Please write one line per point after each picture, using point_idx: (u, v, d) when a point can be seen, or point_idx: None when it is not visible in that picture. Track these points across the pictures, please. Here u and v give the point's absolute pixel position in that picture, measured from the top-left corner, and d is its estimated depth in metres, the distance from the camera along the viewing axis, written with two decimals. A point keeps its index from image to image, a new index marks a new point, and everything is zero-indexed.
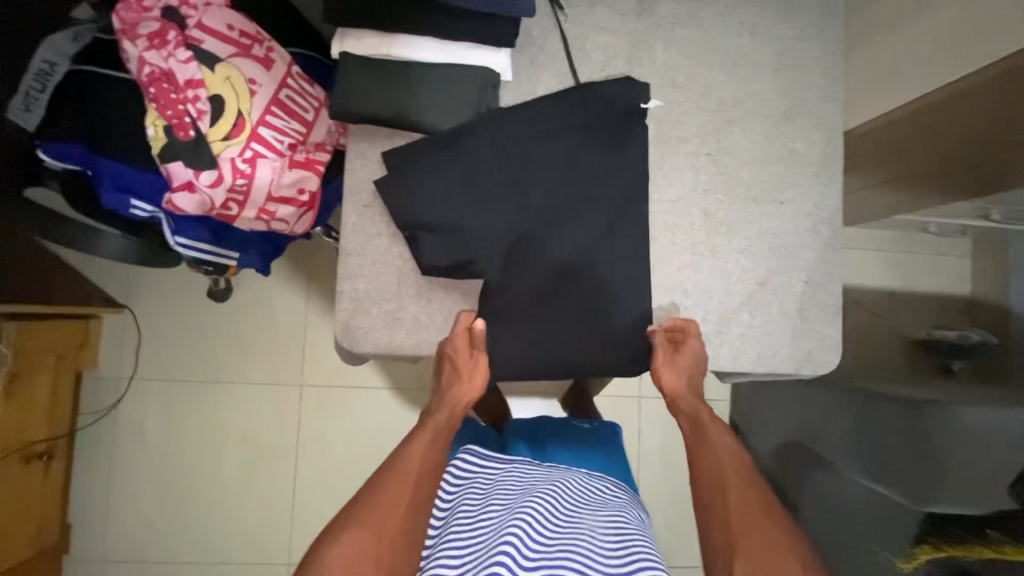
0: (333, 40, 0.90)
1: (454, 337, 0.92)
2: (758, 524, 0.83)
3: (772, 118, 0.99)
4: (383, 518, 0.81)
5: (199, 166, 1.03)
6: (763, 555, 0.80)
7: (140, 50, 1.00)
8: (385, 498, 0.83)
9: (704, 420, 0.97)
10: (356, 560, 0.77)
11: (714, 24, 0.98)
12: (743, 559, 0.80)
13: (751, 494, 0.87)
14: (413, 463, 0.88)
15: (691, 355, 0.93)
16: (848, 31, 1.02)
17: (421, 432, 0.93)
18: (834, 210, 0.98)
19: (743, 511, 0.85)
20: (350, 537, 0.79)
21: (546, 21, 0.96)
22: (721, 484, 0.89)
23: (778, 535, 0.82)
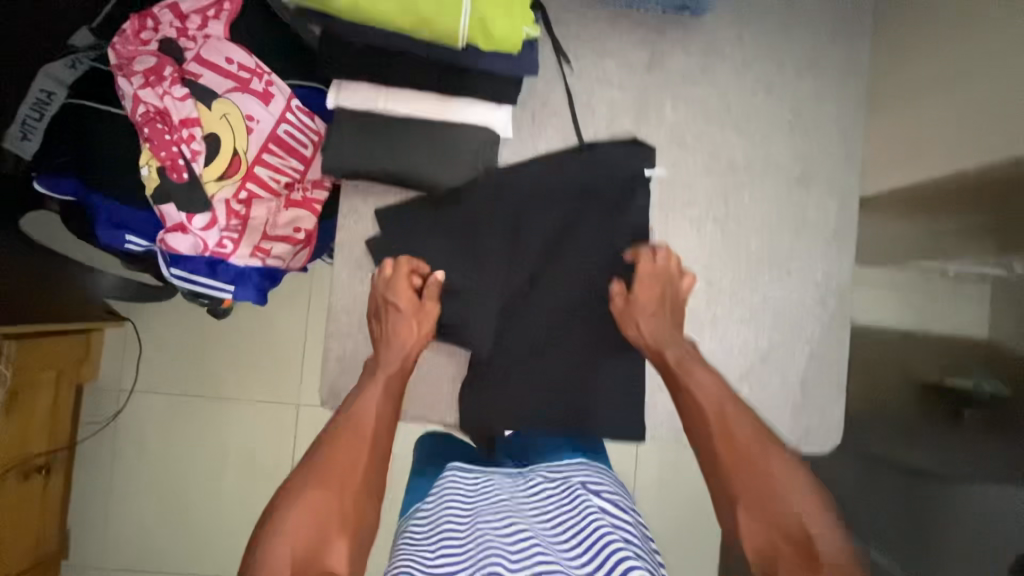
0: (328, 89, 0.86)
1: (395, 279, 0.87)
2: (755, 475, 0.76)
3: (784, 183, 0.95)
4: (342, 475, 0.77)
5: (192, 210, 1.01)
6: (766, 498, 0.75)
7: (136, 87, 0.98)
8: (342, 455, 0.79)
9: (675, 364, 0.86)
10: (316, 518, 0.72)
11: (727, 80, 0.94)
12: (749, 509, 0.75)
13: (744, 440, 0.79)
14: (368, 420, 0.82)
15: (649, 283, 0.88)
16: (869, 90, 0.97)
17: (373, 384, 0.85)
18: (842, 283, 0.96)
19: (736, 461, 0.78)
20: (309, 495, 0.74)
21: (550, 74, 0.92)
22: (730, 445, 0.79)
23: (779, 479, 0.76)
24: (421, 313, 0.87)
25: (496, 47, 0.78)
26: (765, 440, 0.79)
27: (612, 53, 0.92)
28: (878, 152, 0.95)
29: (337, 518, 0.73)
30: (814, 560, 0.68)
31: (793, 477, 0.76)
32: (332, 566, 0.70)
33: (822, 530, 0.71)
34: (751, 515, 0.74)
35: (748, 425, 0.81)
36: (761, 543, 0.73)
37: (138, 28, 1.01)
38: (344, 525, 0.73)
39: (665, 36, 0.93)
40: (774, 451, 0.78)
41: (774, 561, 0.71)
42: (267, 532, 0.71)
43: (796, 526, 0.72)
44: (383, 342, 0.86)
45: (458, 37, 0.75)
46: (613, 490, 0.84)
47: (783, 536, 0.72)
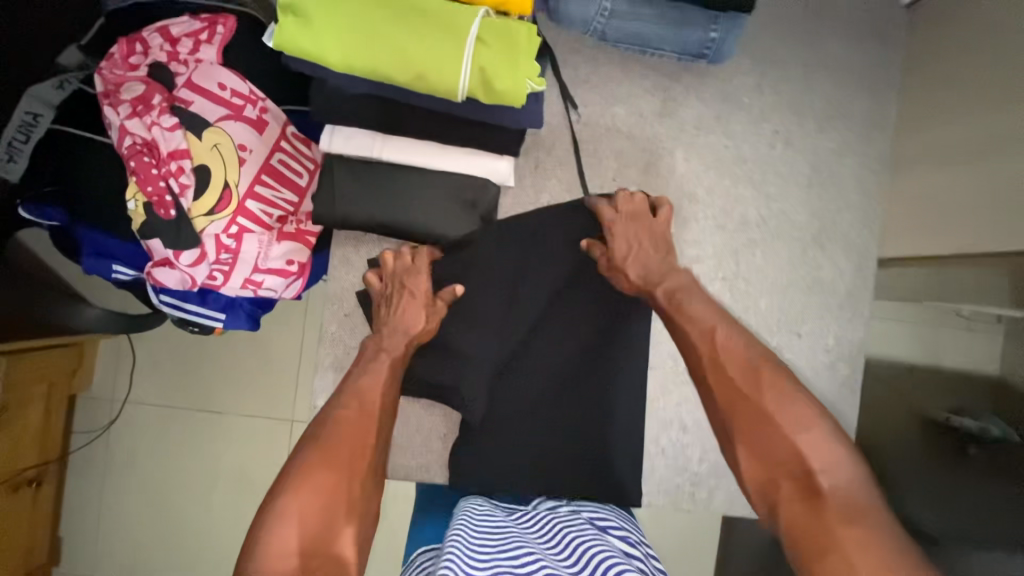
0: (320, 134, 0.80)
1: (416, 272, 0.83)
2: (749, 412, 0.69)
3: (800, 241, 0.92)
4: (349, 453, 0.68)
5: (178, 247, 0.97)
6: (765, 437, 0.67)
7: (122, 118, 0.94)
8: (347, 430, 0.71)
9: (666, 307, 0.79)
10: (321, 501, 0.63)
11: (743, 130, 0.91)
12: (747, 446, 0.68)
13: (735, 374, 0.71)
14: (375, 397, 0.75)
15: (625, 238, 0.82)
16: (891, 145, 0.94)
17: (379, 364, 0.78)
18: (847, 348, 0.95)
19: (729, 398, 0.71)
20: (312, 476, 0.64)
21: (557, 122, 0.88)
22: (727, 386, 0.71)
23: (779, 413, 0.67)
24: (432, 310, 0.84)
25: (497, 101, 0.72)
26: (761, 372, 0.71)
27: (621, 99, 0.89)
28: (897, 210, 0.91)
29: (343, 503, 0.64)
30: (816, 495, 0.61)
31: (798, 409, 0.67)
32: (340, 553, 0.61)
33: (826, 462, 0.63)
34: (752, 453, 0.67)
35: (742, 357, 0.73)
36: (761, 481, 0.66)
37: (126, 52, 0.97)
38: (351, 511, 0.64)
39: (678, 85, 0.90)
40: (775, 382, 0.70)
41: (777, 502, 0.64)
42: (260, 518, 0.60)
43: (796, 458, 0.64)
44: (391, 325, 0.81)
45: (458, 91, 0.70)
46: (619, 526, 0.77)
47: (785, 471, 0.64)
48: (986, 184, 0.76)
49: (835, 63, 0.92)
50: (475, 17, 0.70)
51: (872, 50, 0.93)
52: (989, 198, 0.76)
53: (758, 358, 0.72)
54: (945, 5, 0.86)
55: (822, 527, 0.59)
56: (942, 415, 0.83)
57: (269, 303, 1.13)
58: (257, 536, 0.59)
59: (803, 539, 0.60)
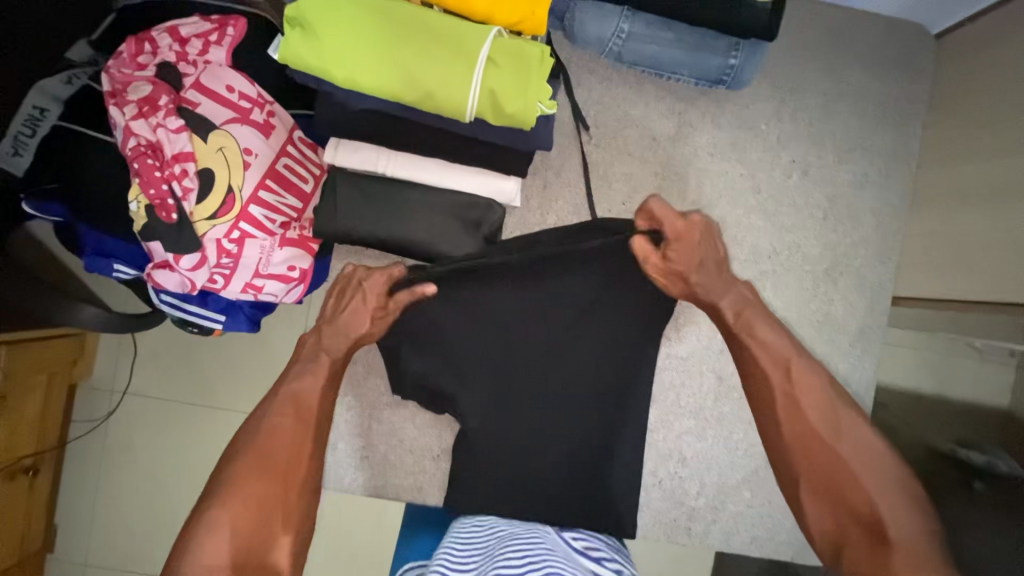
0: (324, 146, 0.79)
1: (371, 276, 0.81)
2: (823, 452, 0.64)
3: (812, 274, 0.89)
4: (283, 468, 0.67)
5: (179, 252, 0.95)
6: (830, 471, 0.62)
7: (128, 118, 0.92)
8: (283, 444, 0.69)
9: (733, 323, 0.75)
10: (257, 513, 0.63)
11: (759, 159, 0.88)
12: (813, 486, 0.63)
13: (809, 411, 0.66)
14: (313, 403, 0.74)
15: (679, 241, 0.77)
16: (912, 180, 0.91)
17: (311, 375, 0.76)
18: (854, 387, 0.92)
19: (802, 437, 0.65)
20: (247, 490, 0.64)
21: (568, 143, 0.86)
22: (793, 408, 0.67)
23: (852, 457, 0.63)
24: (377, 312, 0.80)
25: (508, 123, 0.70)
26: (837, 411, 0.66)
27: (635, 121, 0.87)
28: (920, 248, 0.88)
29: (280, 511, 0.65)
30: (884, 545, 0.57)
31: (873, 457, 0.62)
32: (273, 562, 0.62)
33: (898, 512, 0.59)
34: (814, 485, 0.63)
35: (821, 397, 0.67)
36: (826, 527, 0.61)
37: (135, 51, 0.96)
38: (288, 517, 0.65)
39: (694, 109, 0.87)
40: (850, 423, 0.65)
41: (840, 541, 0.60)
42: (191, 531, 0.60)
43: (867, 506, 0.60)
44: (335, 328, 0.80)
45: (466, 111, 0.68)
46: (613, 558, 0.72)
47: (850, 515, 0.60)
48: (1007, 227, 0.73)
49: (860, 94, 0.89)
50: (486, 37, 0.67)
51: (899, 81, 0.90)
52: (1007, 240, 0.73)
53: (832, 398, 0.67)
54: (975, 38, 0.83)
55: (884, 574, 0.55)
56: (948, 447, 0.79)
57: (269, 306, 1.13)
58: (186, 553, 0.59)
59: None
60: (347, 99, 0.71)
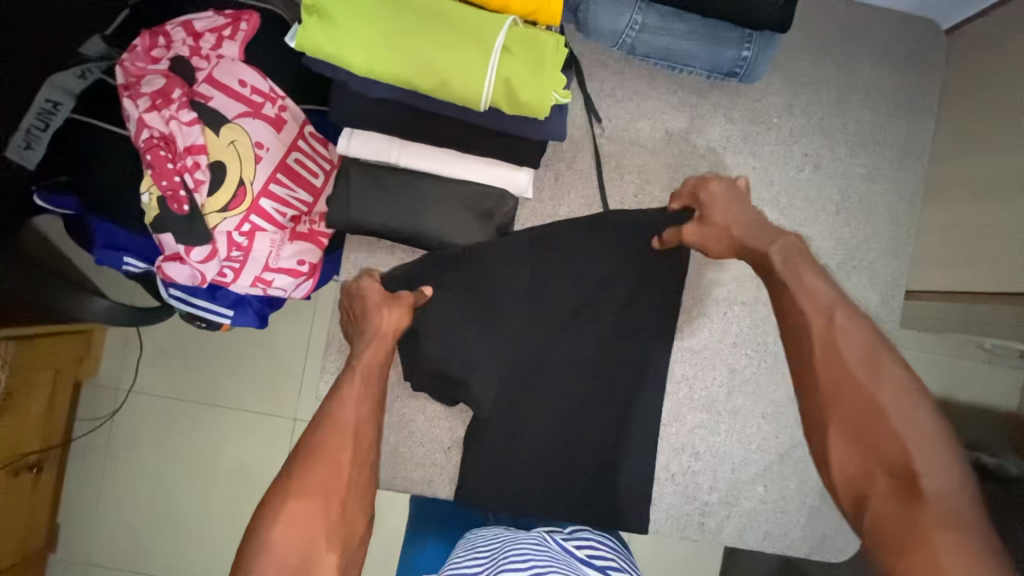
0: (338, 136, 0.79)
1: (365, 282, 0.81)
2: (857, 397, 0.59)
3: (826, 268, 0.89)
4: (326, 488, 0.63)
5: (191, 243, 0.96)
6: (862, 416, 0.58)
7: (141, 111, 0.93)
8: (323, 464, 0.64)
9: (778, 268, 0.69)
10: (299, 534, 0.60)
11: (772, 152, 0.88)
12: (841, 430, 0.59)
13: (846, 354, 0.61)
14: (348, 413, 0.70)
15: (715, 202, 0.77)
16: (925, 174, 0.90)
17: (349, 381, 0.73)
18: None
19: (836, 378, 0.60)
20: (289, 511, 0.60)
21: (580, 135, 0.86)
22: (828, 346, 0.62)
23: (886, 403, 0.57)
24: (395, 301, 0.78)
25: (522, 112, 0.70)
26: (879, 355, 0.60)
27: (647, 114, 0.87)
28: (932, 242, 0.88)
29: (324, 529, 0.61)
30: (916, 498, 0.53)
31: (909, 406, 0.57)
32: None
33: (932, 465, 0.54)
34: (843, 434, 0.59)
35: (856, 338, 0.61)
36: (853, 474, 0.58)
37: (149, 45, 0.97)
38: (333, 534, 0.61)
39: (706, 102, 0.87)
40: (892, 366, 0.60)
41: (866, 492, 0.57)
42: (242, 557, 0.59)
43: (900, 455, 0.55)
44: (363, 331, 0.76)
45: (482, 99, 0.68)
46: (620, 568, 0.73)
47: (878, 463, 0.56)
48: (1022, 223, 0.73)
49: (873, 88, 0.89)
50: (503, 26, 0.68)
51: (912, 75, 0.90)
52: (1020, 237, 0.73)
53: (873, 342, 0.61)
54: (989, 32, 0.83)
55: (911, 528, 0.52)
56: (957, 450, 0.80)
57: (278, 301, 1.12)
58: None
59: (888, 544, 0.53)
60: (363, 88, 0.71)
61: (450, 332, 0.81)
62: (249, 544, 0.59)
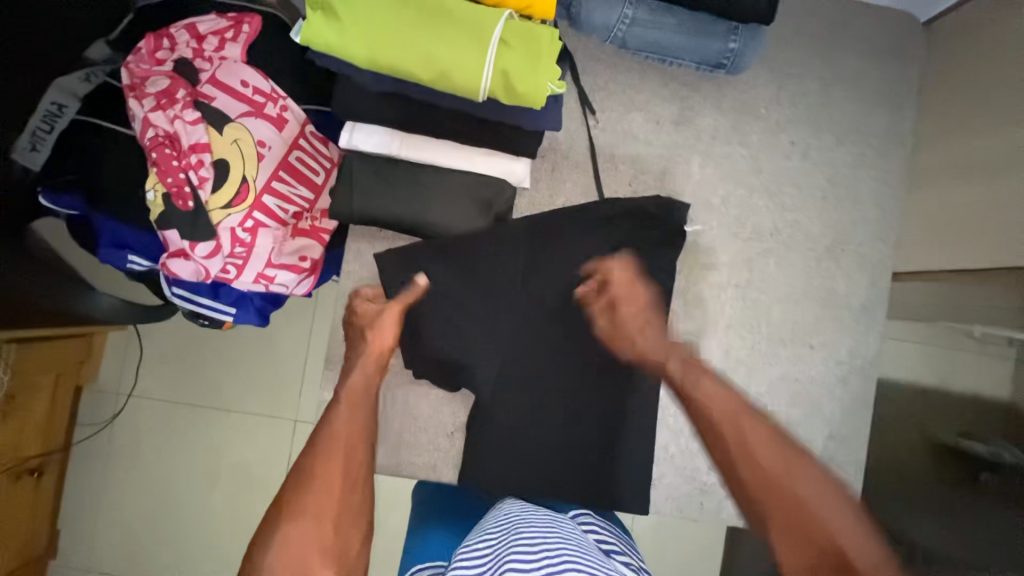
0: (341, 131, 0.82)
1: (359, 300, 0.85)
2: (783, 494, 0.65)
3: (815, 252, 0.92)
4: (314, 513, 0.67)
5: (195, 238, 0.98)
6: (793, 515, 0.64)
7: (147, 110, 0.96)
8: (314, 490, 0.68)
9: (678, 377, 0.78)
10: (294, 558, 0.63)
11: (760, 141, 0.91)
12: (782, 531, 0.64)
13: (766, 459, 0.68)
14: (339, 439, 0.74)
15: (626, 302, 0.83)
16: (909, 160, 0.94)
17: (339, 408, 0.77)
18: (861, 362, 0.93)
19: (762, 481, 0.67)
20: (282, 536, 0.65)
21: (575, 126, 0.89)
22: (745, 446, 0.69)
23: (806, 499, 0.64)
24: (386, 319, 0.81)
25: (519, 102, 0.73)
26: (791, 454, 0.68)
27: (639, 106, 0.90)
28: (918, 225, 0.91)
29: (315, 548, 0.65)
30: None
31: (826, 495, 0.65)
32: None
33: (862, 551, 0.60)
34: (784, 534, 0.64)
35: (763, 442, 0.69)
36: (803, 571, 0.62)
37: (154, 47, 1.00)
38: (326, 556, 0.65)
39: (696, 93, 0.90)
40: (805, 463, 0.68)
41: None
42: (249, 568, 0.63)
43: (833, 545, 0.61)
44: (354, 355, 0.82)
45: (480, 89, 0.71)
46: (623, 552, 0.74)
47: (820, 554, 0.61)
48: (1002, 202, 0.76)
49: (855, 79, 0.93)
50: (499, 19, 0.71)
51: (892, 66, 0.93)
52: (1002, 219, 0.76)
53: (783, 443, 0.69)
54: (966, 20, 0.87)
55: None
56: (950, 437, 0.83)
57: (280, 299, 1.13)
58: None
59: None
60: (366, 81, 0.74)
61: (451, 321, 0.83)
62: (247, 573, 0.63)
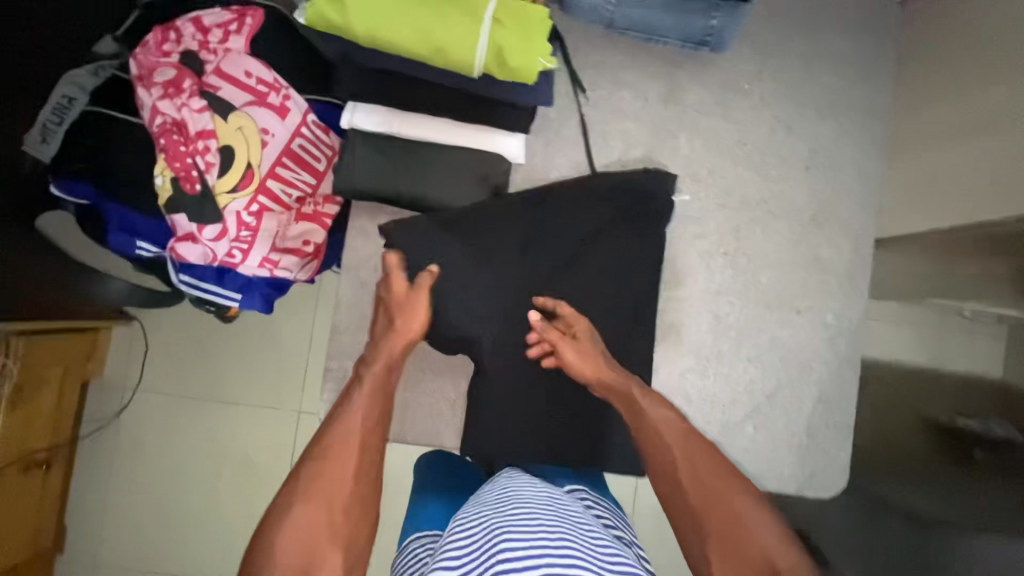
0: (343, 111, 0.86)
1: (390, 278, 0.85)
2: (723, 514, 0.70)
3: (800, 220, 0.96)
4: (325, 498, 0.68)
5: (204, 221, 1.02)
6: (729, 532, 0.68)
7: (155, 98, 1.01)
8: (331, 475, 0.70)
9: (632, 404, 0.82)
10: (304, 539, 0.64)
11: (745, 115, 0.95)
12: (716, 547, 0.68)
13: (709, 479, 0.73)
14: (356, 426, 0.76)
15: (577, 332, 0.87)
16: (888, 132, 0.98)
17: (359, 395, 0.79)
18: (848, 326, 0.97)
19: (706, 503, 0.71)
20: (294, 518, 0.66)
21: (566, 104, 0.93)
22: (692, 469, 0.74)
23: (743, 519, 0.69)
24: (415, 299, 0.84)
25: (512, 78, 0.77)
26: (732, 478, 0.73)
27: (628, 84, 0.94)
28: (898, 192, 0.95)
29: (326, 531, 0.66)
30: None
31: (760, 513, 0.69)
32: None
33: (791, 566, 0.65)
34: (720, 550, 0.68)
35: (707, 470, 0.74)
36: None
37: (160, 39, 1.03)
38: (335, 538, 0.66)
39: (682, 71, 0.94)
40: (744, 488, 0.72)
41: None
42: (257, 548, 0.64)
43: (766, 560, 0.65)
44: (376, 345, 0.84)
45: (474, 64, 0.75)
46: (616, 524, 0.77)
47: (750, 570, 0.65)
48: (979, 166, 0.81)
49: (834, 55, 0.97)
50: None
51: (869, 42, 0.97)
52: (982, 184, 0.80)
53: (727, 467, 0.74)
54: None
55: None
56: None
57: (284, 285, 1.15)
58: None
59: None
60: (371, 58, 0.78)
61: (452, 290, 0.87)
62: (257, 552, 0.64)
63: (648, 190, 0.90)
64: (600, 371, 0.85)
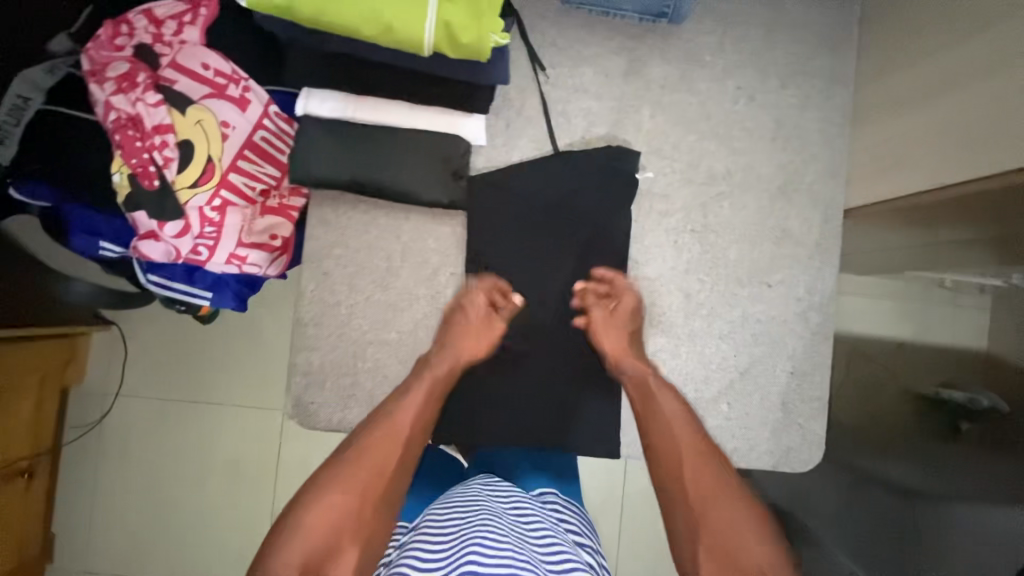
0: (297, 98, 0.85)
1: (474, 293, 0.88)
2: (719, 518, 0.74)
3: (768, 192, 0.95)
4: (371, 479, 0.73)
5: (164, 218, 0.99)
6: (722, 534, 0.73)
7: (108, 93, 0.98)
8: (367, 468, 0.74)
9: (652, 389, 0.84)
10: (330, 524, 0.69)
11: (708, 88, 0.94)
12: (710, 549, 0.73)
13: (711, 480, 0.76)
14: (404, 425, 0.78)
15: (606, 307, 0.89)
16: (853, 100, 0.96)
17: (419, 388, 0.82)
18: (822, 297, 0.95)
19: (702, 503, 0.75)
20: (325, 502, 0.70)
21: (525, 82, 0.92)
22: (697, 468, 0.78)
23: (736, 523, 0.73)
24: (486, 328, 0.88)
25: (464, 55, 0.75)
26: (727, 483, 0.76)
27: (588, 59, 0.92)
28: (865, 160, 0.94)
29: (352, 524, 0.70)
30: None
31: (747, 515, 0.74)
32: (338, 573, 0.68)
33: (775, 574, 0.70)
34: (713, 553, 0.72)
35: (709, 475, 0.77)
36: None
37: (112, 34, 1.00)
38: (356, 532, 0.70)
39: (642, 45, 0.93)
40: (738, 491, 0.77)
41: None
42: (285, 524, 0.69)
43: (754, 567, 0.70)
44: (445, 349, 0.86)
45: (424, 43, 0.73)
46: (579, 530, 0.81)
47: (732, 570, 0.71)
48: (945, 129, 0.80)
49: (798, 23, 0.95)
50: None
51: (833, 8, 0.96)
52: (947, 148, 0.80)
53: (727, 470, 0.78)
54: None
55: None
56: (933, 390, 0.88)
57: (256, 282, 1.15)
58: (274, 545, 0.68)
59: None
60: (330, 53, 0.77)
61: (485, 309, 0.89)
62: (288, 520, 0.69)
63: (611, 167, 0.90)
64: (622, 352, 0.87)
